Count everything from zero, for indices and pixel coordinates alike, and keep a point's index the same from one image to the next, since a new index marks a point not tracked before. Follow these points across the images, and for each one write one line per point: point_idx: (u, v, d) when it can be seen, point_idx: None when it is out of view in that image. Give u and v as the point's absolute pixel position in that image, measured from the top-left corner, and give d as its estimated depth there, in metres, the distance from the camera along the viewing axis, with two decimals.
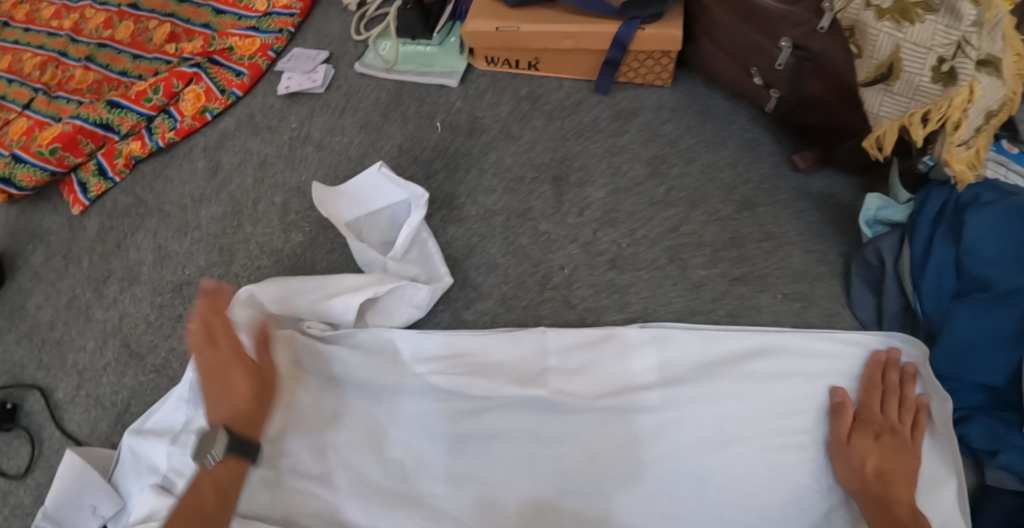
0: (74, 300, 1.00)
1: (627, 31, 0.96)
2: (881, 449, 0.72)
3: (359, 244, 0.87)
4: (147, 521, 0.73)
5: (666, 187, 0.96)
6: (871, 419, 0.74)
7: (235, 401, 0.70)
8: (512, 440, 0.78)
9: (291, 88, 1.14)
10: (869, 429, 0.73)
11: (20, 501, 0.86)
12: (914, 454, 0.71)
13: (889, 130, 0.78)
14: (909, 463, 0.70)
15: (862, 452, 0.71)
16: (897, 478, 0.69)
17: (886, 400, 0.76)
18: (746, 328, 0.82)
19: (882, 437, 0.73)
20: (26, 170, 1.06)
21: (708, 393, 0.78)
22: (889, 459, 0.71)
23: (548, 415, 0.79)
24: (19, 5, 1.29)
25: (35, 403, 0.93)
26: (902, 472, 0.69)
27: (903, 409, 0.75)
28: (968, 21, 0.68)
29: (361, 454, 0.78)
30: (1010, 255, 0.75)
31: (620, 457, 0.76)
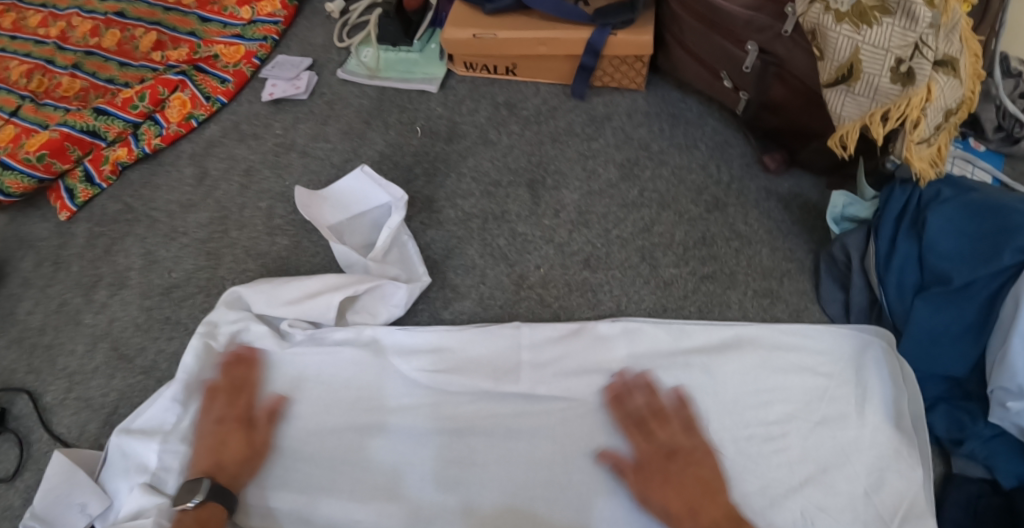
0: (63, 305, 1.03)
1: (599, 37, 0.99)
2: (671, 482, 0.73)
3: (340, 247, 0.90)
4: (136, 518, 0.75)
5: (639, 188, 0.98)
6: (647, 450, 0.76)
7: (226, 459, 0.78)
8: (485, 432, 0.80)
9: (275, 94, 1.17)
10: (659, 461, 0.74)
11: (9, 503, 0.87)
12: (706, 472, 0.73)
13: (852, 130, 0.79)
14: (699, 486, 0.72)
15: (663, 493, 0.72)
16: (703, 505, 0.71)
17: (643, 423, 0.78)
18: (712, 323, 0.85)
19: (671, 467, 0.74)
20: (14, 176, 1.08)
21: (674, 384, 0.81)
22: (688, 488, 0.72)
23: (523, 408, 0.81)
24: (4, 13, 1.32)
25: (25, 406, 0.95)
26: (702, 501, 0.71)
27: (667, 434, 0.77)
28: (924, 23, 0.70)
29: (342, 449, 0.80)
30: (969, 249, 0.78)
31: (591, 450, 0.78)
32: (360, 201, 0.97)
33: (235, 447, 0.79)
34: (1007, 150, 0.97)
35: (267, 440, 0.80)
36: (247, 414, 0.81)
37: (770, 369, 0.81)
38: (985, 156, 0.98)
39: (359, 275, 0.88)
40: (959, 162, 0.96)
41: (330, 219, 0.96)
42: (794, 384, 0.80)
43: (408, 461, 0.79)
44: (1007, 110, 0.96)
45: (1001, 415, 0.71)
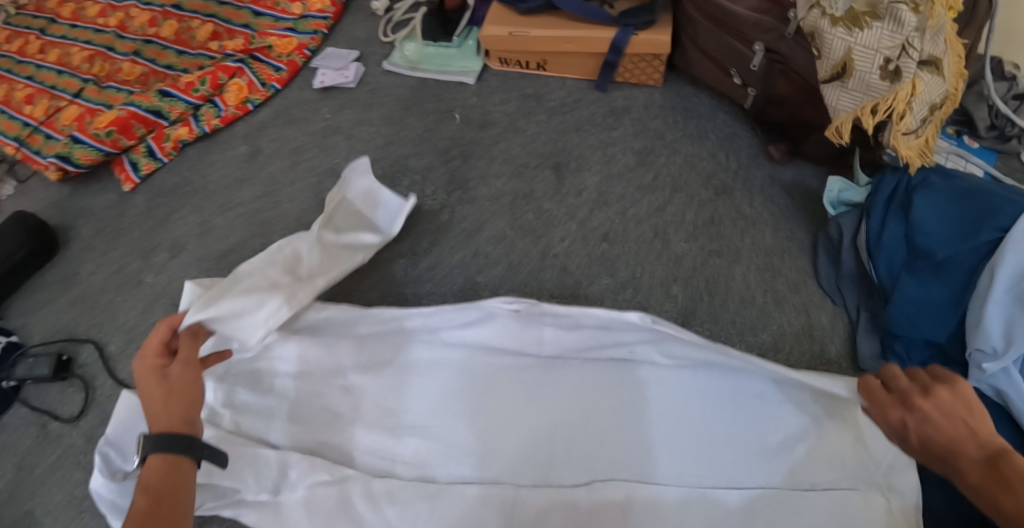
0: (124, 268, 1.13)
1: (622, 37, 1.09)
2: (917, 419, 0.64)
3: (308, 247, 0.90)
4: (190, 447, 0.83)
5: (653, 173, 1.08)
6: (892, 412, 0.66)
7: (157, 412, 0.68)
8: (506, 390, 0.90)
9: (325, 83, 1.27)
10: (896, 406, 0.66)
11: (73, 441, 1.00)
12: (948, 419, 0.62)
13: (846, 121, 0.88)
14: (957, 429, 0.61)
15: (900, 431, 0.65)
16: (955, 440, 0.60)
17: (899, 376, 0.68)
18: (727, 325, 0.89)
19: (909, 419, 0.64)
20: (84, 149, 1.20)
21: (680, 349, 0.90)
22: (939, 441, 0.61)
23: (544, 365, 0.91)
24: (65, 4, 1.48)
25: (89, 355, 1.07)
26: (959, 444, 0.60)
27: (917, 378, 0.67)
28: (910, 27, 0.80)
29: (385, 393, 0.90)
30: (952, 229, 0.87)
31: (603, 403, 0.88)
32: (370, 208, 0.98)
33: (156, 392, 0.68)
34: (1000, 147, 1.09)
35: (185, 370, 0.71)
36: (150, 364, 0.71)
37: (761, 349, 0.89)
38: (979, 152, 1.10)
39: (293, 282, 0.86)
40: (953, 156, 1.07)
41: (351, 194, 0.96)
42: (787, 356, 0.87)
43: (444, 404, 0.89)
44: (999, 110, 1.08)
45: (977, 376, 0.81)
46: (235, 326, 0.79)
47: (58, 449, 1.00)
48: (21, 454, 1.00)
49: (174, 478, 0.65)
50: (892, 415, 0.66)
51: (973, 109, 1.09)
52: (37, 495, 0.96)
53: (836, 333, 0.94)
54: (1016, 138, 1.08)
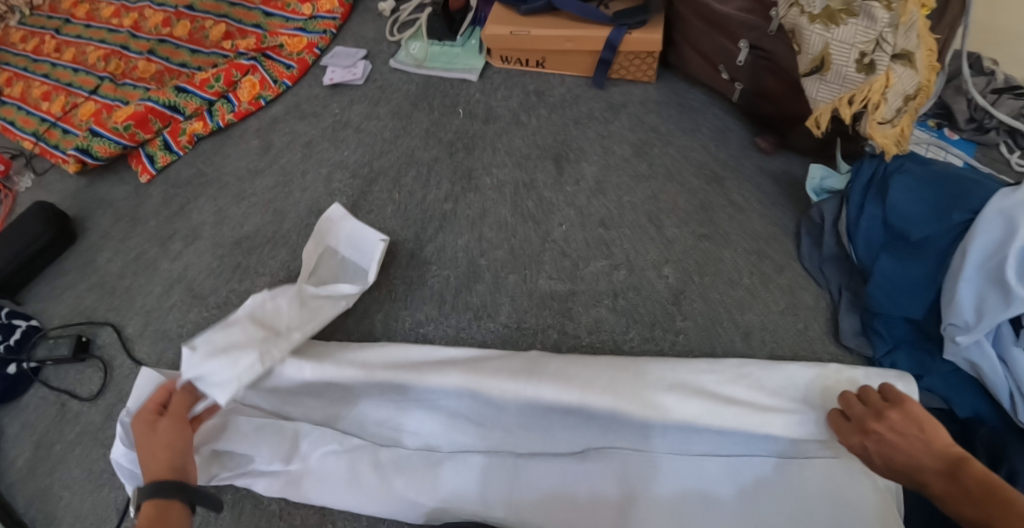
0: (142, 255, 1.18)
1: (617, 35, 1.16)
2: (874, 439, 0.77)
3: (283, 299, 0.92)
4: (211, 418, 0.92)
5: (647, 163, 1.14)
6: (854, 437, 0.79)
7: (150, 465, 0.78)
8: (499, 373, 0.87)
9: (334, 80, 1.33)
10: (857, 430, 0.79)
11: (92, 418, 1.05)
12: (900, 434, 0.75)
13: (824, 112, 0.95)
14: (908, 443, 0.74)
15: (866, 452, 0.78)
16: (914, 452, 0.73)
17: (858, 402, 0.82)
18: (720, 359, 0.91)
19: (868, 441, 0.77)
20: (103, 142, 1.25)
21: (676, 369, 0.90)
22: (895, 455, 0.75)
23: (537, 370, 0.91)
24: (79, 5, 1.54)
25: (107, 337, 1.11)
26: (911, 456, 0.73)
27: (868, 402, 0.81)
28: (882, 23, 0.87)
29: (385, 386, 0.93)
30: (926, 211, 0.94)
31: (607, 388, 0.87)
32: (354, 245, 1.04)
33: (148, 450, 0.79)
34: (979, 138, 1.16)
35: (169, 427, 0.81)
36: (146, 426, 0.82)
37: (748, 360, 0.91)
38: (958, 143, 1.17)
39: (271, 337, 0.88)
40: (934, 148, 1.15)
41: (331, 240, 1.04)
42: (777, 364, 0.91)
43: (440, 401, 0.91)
44: (977, 104, 1.15)
45: (954, 350, 0.88)
46: (214, 384, 0.82)
47: (77, 426, 1.04)
48: (42, 431, 1.05)
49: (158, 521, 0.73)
50: (853, 440, 0.79)
51: (952, 103, 1.17)
52: (60, 468, 1.01)
53: (819, 310, 1.00)
54: (994, 130, 1.15)
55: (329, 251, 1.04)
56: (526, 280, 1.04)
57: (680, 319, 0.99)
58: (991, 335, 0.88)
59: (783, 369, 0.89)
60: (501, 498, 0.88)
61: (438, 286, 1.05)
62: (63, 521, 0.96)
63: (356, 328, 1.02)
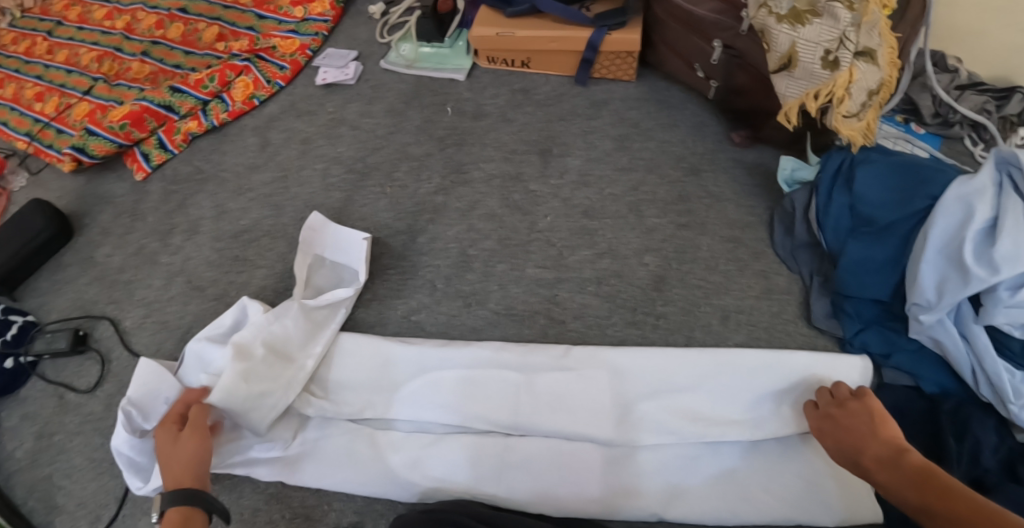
0: (140, 249, 1.21)
1: (598, 36, 1.21)
2: (832, 422, 0.86)
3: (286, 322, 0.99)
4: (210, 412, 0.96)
5: (629, 157, 1.20)
6: (816, 421, 0.88)
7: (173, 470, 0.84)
8: (494, 366, 0.98)
9: (327, 80, 1.37)
10: (823, 417, 0.87)
11: (92, 409, 1.07)
12: (854, 421, 0.84)
13: (793, 106, 1.01)
14: (860, 428, 0.83)
15: (826, 436, 0.86)
16: (867, 439, 0.81)
17: (828, 396, 0.90)
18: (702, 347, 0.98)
19: (826, 424, 0.87)
20: (99, 141, 1.28)
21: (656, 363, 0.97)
22: (846, 438, 0.83)
23: (524, 363, 0.98)
24: (71, 7, 1.56)
25: (105, 330, 1.14)
26: (860, 439, 0.82)
27: (836, 393, 0.89)
28: (845, 22, 0.94)
29: (380, 378, 0.99)
30: (890, 198, 1.01)
31: (586, 384, 0.96)
32: (339, 250, 1.09)
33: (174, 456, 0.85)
34: (944, 132, 1.23)
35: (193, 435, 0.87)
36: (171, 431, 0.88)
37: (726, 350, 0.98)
38: (925, 137, 1.24)
39: (281, 367, 0.97)
40: (901, 141, 1.22)
41: (319, 249, 1.09)
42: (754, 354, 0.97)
43: (436, 395, 0.97)
44: (941, 100, 1.22)
45: (918, 328, 0.95)
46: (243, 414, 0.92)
47: (78, 417, 1.06)
48: (44, 421, 1.06)
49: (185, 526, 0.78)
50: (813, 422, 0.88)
51: (918, 99, 1.23)
52: (62, 457, 1.03)
53: (793, 294, 1.06)
54: (957, 124, 1.23)
55: (317, 259, 1.09)
56: (515, 268, 1.09)
57: (662, 303, 1.04)
58: (952, 314, 0.95)
59: (756, 358, 0.96)
60: (492, 479, 0.91)
61: (430, 275, 1.09)
62: (67, 508, 0.99)
63: (352, 318, 1.06)
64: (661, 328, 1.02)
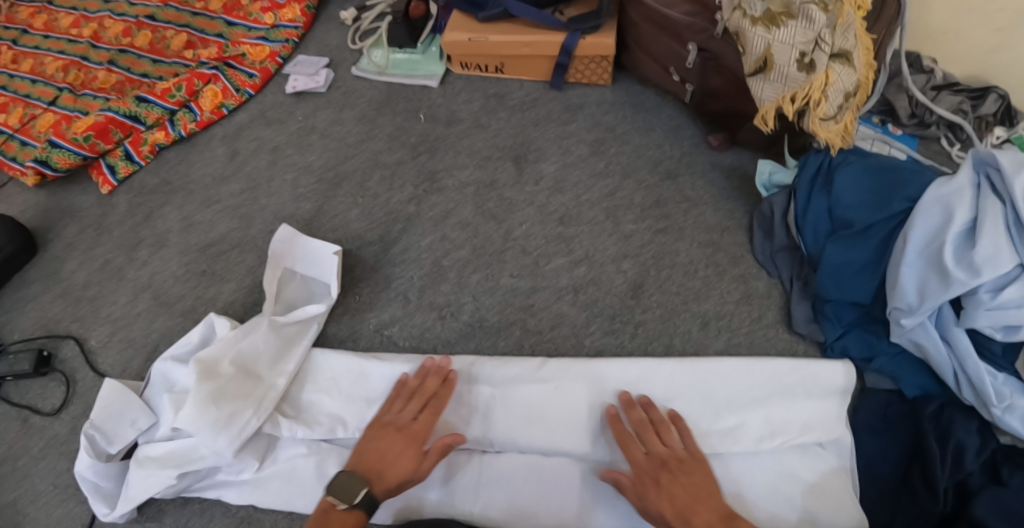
0: (106, 264, 1.17)
1: (572, 40, 1.19)
2: (669, 479, 0.82)
3: (257, 337, 0.97)
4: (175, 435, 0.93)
5: (605, 162, 1.18)
6: (642, 466, 0.84)
7: (389, 473, 0.82)
8: (473, 379, 0.96)
9: (297, 87, 1.34)
10: (647, 472, 0.83)
11: (57, 431, 1.03)
12: (698, 479, 0.82)
13: (770, 110, 1.00)
14: (693, 479, 0.82)
15: (657, 503, 0.80)
16: (694, 506, 0.78)
17: (644, 440, 0.87)
18: (682, 356, 0.97)
19: (661, 478, 0.82)
20: (62, 153, 1.24)
21: (639, 371, 0.95)
22: (678, 488, 0.80)
23: (504, 375, 0.96)
24: (36, 15, 1.52)
25: (71, 350, 1.10)
26: (693, 498, 0.79)
27: (665, 429, 0.88)
28: (821, 24, 0.92)
29: (357, 394, 0.96)
30: (867, 201, 1.00)
31: (567, 395, 0.94)
32: (310, 264, 1.06)
33: (406, 459, 0.84)
34: (921, 133, 1.23)
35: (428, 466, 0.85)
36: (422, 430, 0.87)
37: (707, 359, 0.96)
38: (902, 138, 1.23)
39: (252, 385, 0.94)
40: (878, 142, 1.20)
41: (289, 262, 1.06)
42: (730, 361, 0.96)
43: None
44: (917, 100, 1.22)
45: (900, 332, 0.94)
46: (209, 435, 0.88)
47: (42, 441, 1.02)
48: (5, 447, 1.02)
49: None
50: (646, 478, 0.82)
51: (895, 100, 1.23)
52: (23, 484, 0.99)
53: (773, 300, 1.04)
54: (934, 124, 1.22)
55: (287, 273, 1.06)
56: (489, 279, 1.06)
57: (640, 311, 1.02)
58: (933, 316, 0.94)
59: (734, 367, 0.95)
60: (469, 497, 0.89)
61: (403, 287, 1.07)
62: None
63: (323, 333, 1.03)
64: (639, 337, 1.00)
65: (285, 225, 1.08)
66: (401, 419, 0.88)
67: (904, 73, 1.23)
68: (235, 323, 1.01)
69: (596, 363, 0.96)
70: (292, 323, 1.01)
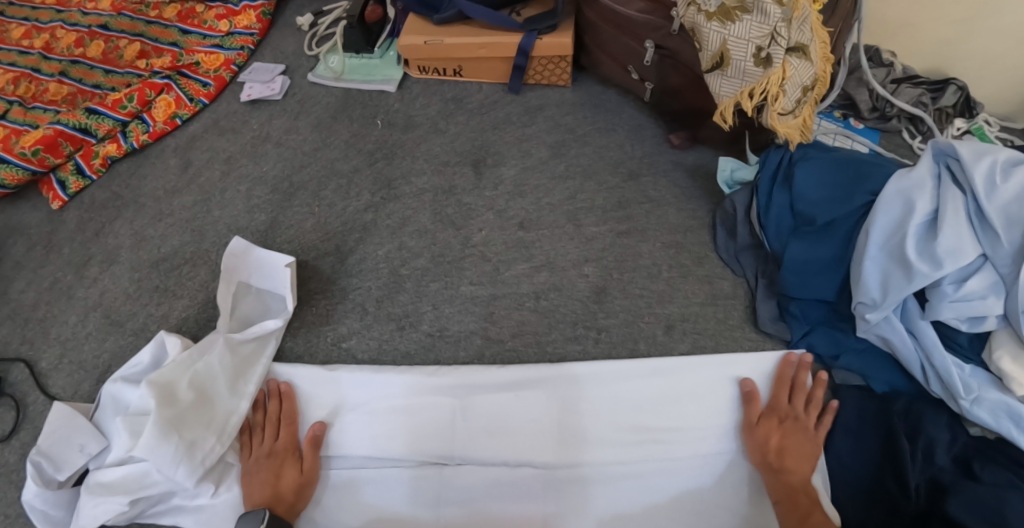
0: (55, 284, 1.14)
1: (528, 41, 1.18)
2: (787, 427, 0.89)
3: (215, 358, 0.93)
4: (125, 462, 0.88)
5: (565, 164, 1.16)
6: (777, 409, 0.91)
7: (283, 489, 0.86)
8: (436, 388, 0.94)
9: (252, 95, 1.32)
10: (774, 416, 0.90)
11: (5, 460, 0.99)
12: (808, 443, 0.88)
13: (729, 106, 0.97)
14: (807, 440, 0.88)
15: (766, 434, 0.89)
16: (793, 455, 0.86)
17: (794, 393, 0.93)
18: (647, 357, 0.96)
19: (784, 422, 0.90)
20: (9, 169, 1.19)
21: (611, 373, 0.94)
22: (790, 437, 0.88)
23: (469, 384, 0.94)
24: None
25: (20, 373, 1.06)
26: (797, 449, 0.87)
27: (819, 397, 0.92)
28: (775, 18, 0.91)
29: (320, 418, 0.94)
30: (830, 195, 0.98)
31: (535, 402, 0.92)
32: (265, 278, 1.04)
33: (291, 473, 0.87)
34: (882, 126, 1.23)
35: (315, 466, 0.89)
36: (293, 443, 0.91)
37: (674, 359, 0.96)
38: (864, 132, 1.23)
39: (211, 408, 0.90)
40: (841, 137, 1.20)
41: (243, 276, 1.03)
42: (700, 361, 0.96)
43: (374, 425, 0.92)
44: (877, 94, 1.21)
45: (865, 327, 0.93)
46: (172, 462, 0.85)
47: None
48: None
49: None
50: (768, 417, 0.90)
51: (855, 94, 1.22)
52: None
53: (738, 299, 1.03)
54: (895, 118, 1.22)
55: (241, 287, 1.04)
56: (448, 287, 1.04)
57: (603, 316, 1.01)
58: (898, 310, 0.93)
59: (697, 366, 0.95)
60: (427, 510, 0.87)
61: (360, 298, 1.04)
62: None
63: (280, 349, 1.00)
64: (602, 342, 0.99)
65: (238, 237, 1.05)
66: (273, 446, 0.90)
67: (862, 67, 1.22)
68: (188, 342, 0.97)
69: (566, 368, 0.94)
70: (247, 340, 0.97)
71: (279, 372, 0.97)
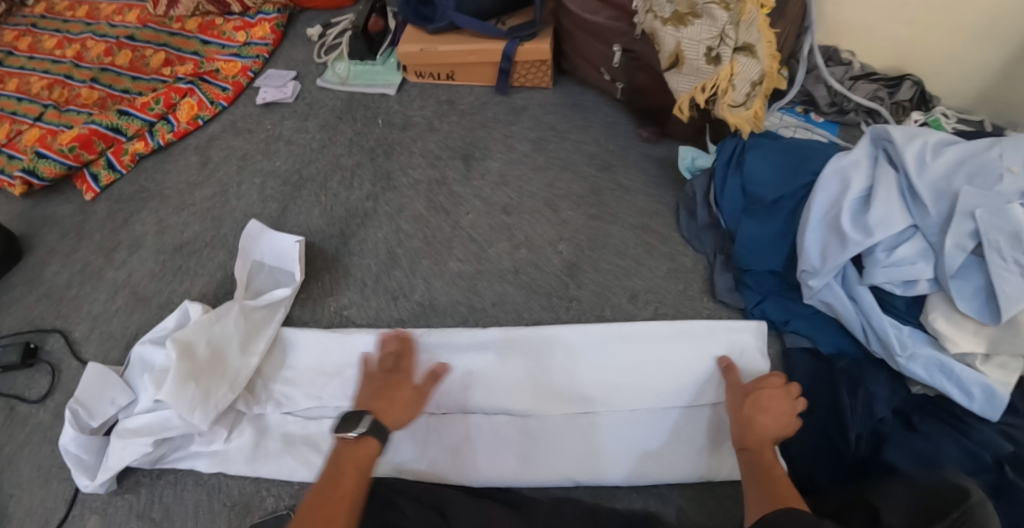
0: (87, 266, 1.27)
1: (511, 47, 1.32)
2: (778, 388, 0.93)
3: (224, 321, 1.04)
4: (154, 409, 1.00)
5: (545, 157, 1.29)
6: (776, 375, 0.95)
7: (395, 405, 0.92)
8: (444, 346, 1.05)
9: (266, 99, 1.46)
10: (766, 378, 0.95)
11: (41, 418, 1.11)
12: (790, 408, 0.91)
13: (684, 100, 1.11)
14: (790, 404, 0.92)
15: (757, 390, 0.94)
16: (770, 412, 0.91)
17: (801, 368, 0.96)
18: (611, 321, 1.07)
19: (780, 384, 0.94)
20: (49, 163, 1.34)
21: (579, 336, 1.05)
22: (776, 398, 0.92)
23: (464, 344, 1.05)
24: (22, 37, 1.60)
25: (56, 342, 1.18)
26: (776, 408, 0.91)
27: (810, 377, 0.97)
28: (723, 21, 1.04)
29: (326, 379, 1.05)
30: (776, 178, 1.10)
31: (514, 361, 1.04)
32: (275, 254, 1.16)
33: (406, 393, 0.94)
34: (841, 119, 1.35)
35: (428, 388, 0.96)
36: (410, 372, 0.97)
37: (637, 323, 1.06)
38: (824, 125, 1.36)
39: (223, 364, 1.02)
40: (801, 129, 1.33)
41: (256, 255, 1.16)
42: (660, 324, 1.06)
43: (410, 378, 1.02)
44: (835, 90, 1.35)
45: (809, 293, 1.04)
46: (188, 405, 0.96)
47: (27, 427, 1.10)
48: None
49: (370, 460, 0.84)
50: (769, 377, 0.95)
51: (814, 90, 1.36)
52: (8, 469, 1.06)
53: (698, 273, 1.14)
54: (852, 111, 1.35)
55: (255, 264, 1.16)
56: (438, 264, 1.17)
57: (576, 287, 1.13)
58: (840, 278, 1.04)
59: (656, 328, 1.05)
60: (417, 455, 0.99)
61: (361, 273, 1.17)
62: (14, 516, 1.01)
63: (289, 317, 1.13)
64: (573, 309, 1.11)
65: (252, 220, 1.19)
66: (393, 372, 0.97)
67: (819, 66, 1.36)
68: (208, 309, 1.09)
69: (540, 330, 1.06)
70: (257, 306, 1.09)
71: (288, 336, 1.09)
